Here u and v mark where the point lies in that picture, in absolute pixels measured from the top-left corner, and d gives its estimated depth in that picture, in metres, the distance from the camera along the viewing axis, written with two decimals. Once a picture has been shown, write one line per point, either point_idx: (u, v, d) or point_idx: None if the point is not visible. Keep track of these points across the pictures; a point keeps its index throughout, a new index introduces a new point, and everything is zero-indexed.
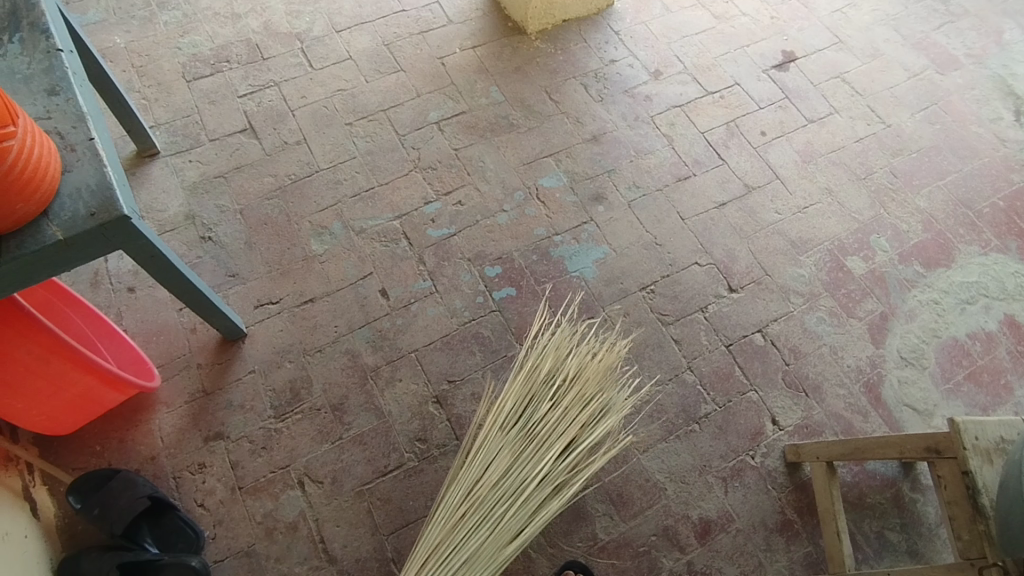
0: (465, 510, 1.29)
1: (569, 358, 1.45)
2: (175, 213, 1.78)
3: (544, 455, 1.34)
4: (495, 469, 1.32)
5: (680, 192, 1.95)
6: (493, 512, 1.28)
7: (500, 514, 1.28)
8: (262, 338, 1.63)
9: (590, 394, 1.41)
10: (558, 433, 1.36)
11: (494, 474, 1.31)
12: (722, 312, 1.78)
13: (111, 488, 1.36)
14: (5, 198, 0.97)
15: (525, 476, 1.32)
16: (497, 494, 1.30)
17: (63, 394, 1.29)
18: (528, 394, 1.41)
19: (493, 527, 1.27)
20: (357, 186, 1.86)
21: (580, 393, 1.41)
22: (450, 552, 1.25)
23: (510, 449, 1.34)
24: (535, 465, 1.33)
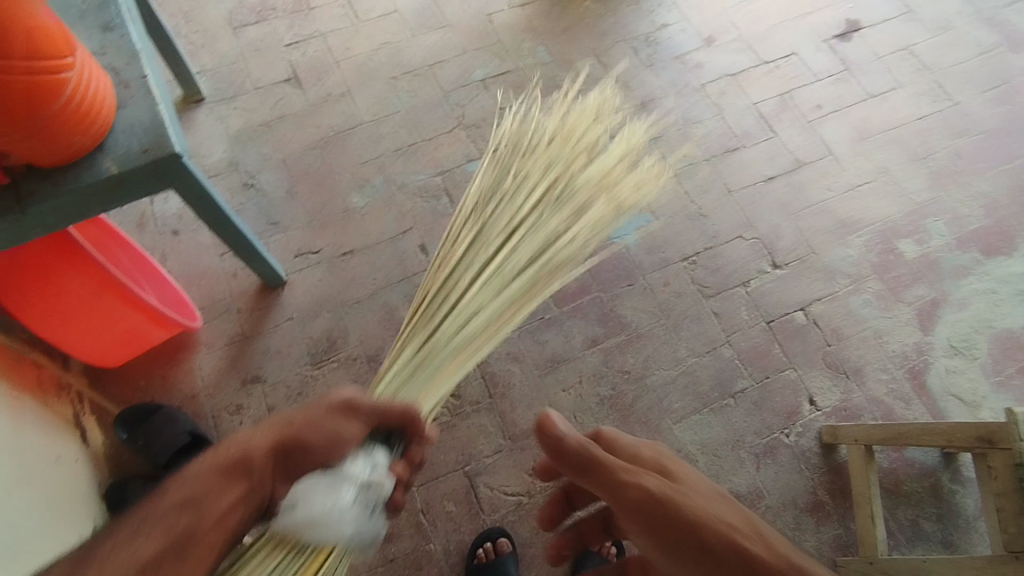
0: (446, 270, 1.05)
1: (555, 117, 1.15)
2: (219, 159, 1.79)
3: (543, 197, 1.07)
4: (488, 221, 1.07)
5: (727, 163, 1.89)
6: (496, 260, 1.04)
7: (504, 257, 1.04)
8: (301, 287, 1.65)
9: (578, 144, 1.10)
10: (558, 181, 1.07)
11: (472, 229, 1.07)
12: (764, 288, 1.73)
13: (153, 422, 1.39)
14: (63, 130, 0.98)
15: (524, 220, 1.06)
16: (482, 245, 1.06)
17: (111, 328, 1.32)
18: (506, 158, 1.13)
19: (503, 279, 1.04)
20: (399, 141, 1.84)
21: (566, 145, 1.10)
22: (448, 307, 1.03)
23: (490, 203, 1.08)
24: (537, 209, 1.06)
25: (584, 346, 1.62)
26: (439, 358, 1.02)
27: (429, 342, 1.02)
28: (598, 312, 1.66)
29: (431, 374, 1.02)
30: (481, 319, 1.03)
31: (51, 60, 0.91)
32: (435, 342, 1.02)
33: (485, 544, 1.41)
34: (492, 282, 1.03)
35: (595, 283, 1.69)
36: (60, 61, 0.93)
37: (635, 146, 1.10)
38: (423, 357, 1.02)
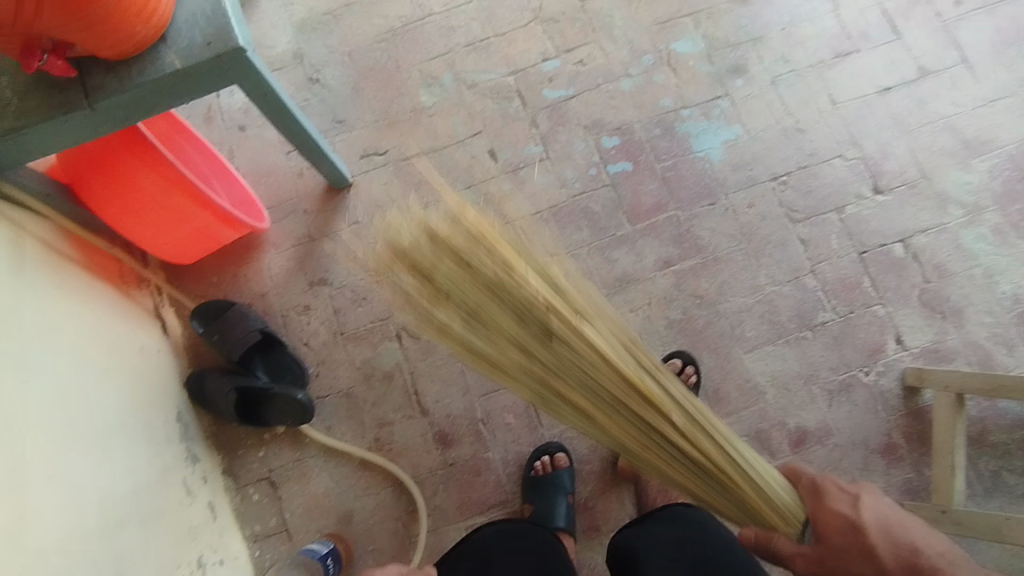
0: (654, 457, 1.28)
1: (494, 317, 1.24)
2: (285, 51, 1.72)
3: (631, 423, 1.25)
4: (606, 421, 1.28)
5: (837, 70, 1.67)
6: (642, 420, 1.25)
7: (645, 412, 1.25)
8: (367, 190, 1.61)
9: (539, 351, 1.24)
10: (591, 334, 1.23)
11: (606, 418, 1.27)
12: (862, 215, 1.58)
13: (227, 319, 1.45)
14: (123, 20, 0.94)
15: (604, 389, 1.25)
16: (631, 423, 1.25)
17: (184, 227, 1.32)
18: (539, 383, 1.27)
19: (655, 408, 1.25)
20: (471, 35, 1.71)
21: (541, 363, 1.25)
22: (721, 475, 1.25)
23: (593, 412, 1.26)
24: (595, 375, 1.21)
25: (656, 268, 1.54)
26: (742, 480, 1.23)
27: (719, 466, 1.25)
28: (674, 231, 1.56)
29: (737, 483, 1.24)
30: (718, 458, 1.23)
31: None
32: (721, 482, 1.25)
33: (542, 458, 1.43)
34: (672, 442, 1.24)
35: (673, 200, 1.58)
36: None
37: (515, 273, 1.21)
38: (740, 503, 1.26)
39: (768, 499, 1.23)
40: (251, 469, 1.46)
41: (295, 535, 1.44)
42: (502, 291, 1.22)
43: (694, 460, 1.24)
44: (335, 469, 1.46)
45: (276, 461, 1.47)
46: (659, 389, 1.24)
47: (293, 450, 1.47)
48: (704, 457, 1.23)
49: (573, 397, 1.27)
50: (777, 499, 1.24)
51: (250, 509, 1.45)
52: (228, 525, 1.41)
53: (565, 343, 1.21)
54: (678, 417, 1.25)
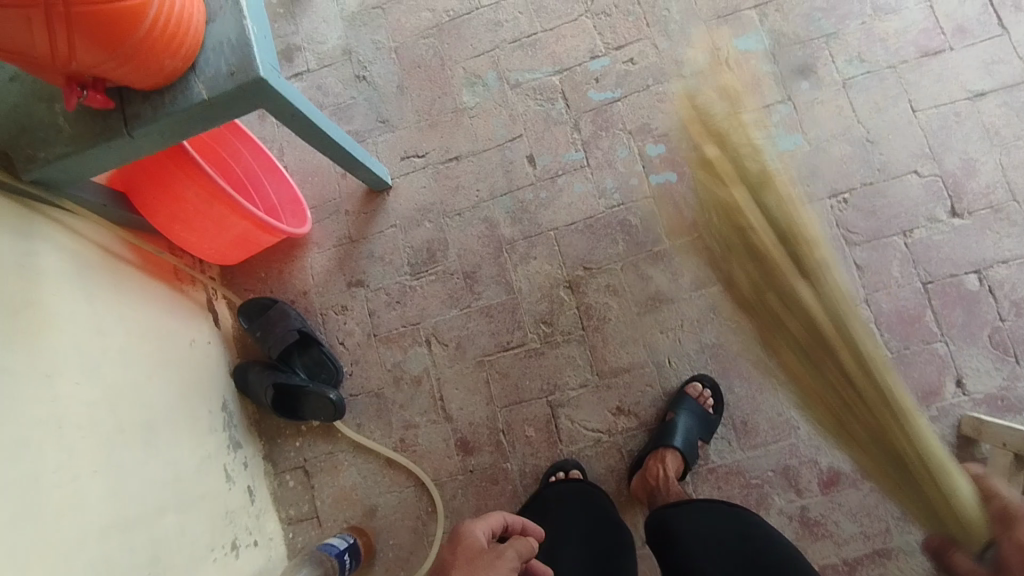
0: (881, 470, 1.25)
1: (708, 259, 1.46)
2: (333, 46, 1.72)
3: (836, 372, 1.26)
4: (855, 434, 1.25)
5: (922, 72, 1.49)
6: (845, 389, 1.25)
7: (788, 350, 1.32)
8: (406, 193, 1.62)
9: (754, 299, 1.39)
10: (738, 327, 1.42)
11: (845, 430, 1.27)
12: (932, 240, 1.44)
13: (268, 316, 1.54)
14: (151, 55, 0.96)
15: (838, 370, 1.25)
16: (882, 427, 1.21)
17: (227, 233, 1.38)
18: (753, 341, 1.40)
19: (865, 402, 1.24)
20: (518, 30, 1.65)
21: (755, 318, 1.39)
22: (929, 477, 1.18)
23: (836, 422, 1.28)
24: (796, 346, 1.31)
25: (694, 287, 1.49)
26: (926, 476, 1.17)
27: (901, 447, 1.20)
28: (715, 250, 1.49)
29: (943, 478, 1.17)
30: (920, 458, 1.17)
31: None
32: (907, 466, 1.20)
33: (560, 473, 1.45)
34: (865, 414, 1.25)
35: None
36: None
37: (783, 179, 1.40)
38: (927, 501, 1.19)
39: (953, 503, 1.15)
40: (287, 457, 1.57)
41: (324, 522, 1.54)
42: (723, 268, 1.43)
43: (876, 428, 1.22)
44: (362, 464, 1.54)
45: (310, 451, 1.57)
46: (887, 378, 1.20)
47: (326, 443, 1.56)
48: (921, 461, 1.17)
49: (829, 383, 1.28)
50: (965, 510, 1.15)
51: (286, 494, 1.57)
52: (266, 508, 1.53)
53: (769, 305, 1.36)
54: (858, 369, 1.24)
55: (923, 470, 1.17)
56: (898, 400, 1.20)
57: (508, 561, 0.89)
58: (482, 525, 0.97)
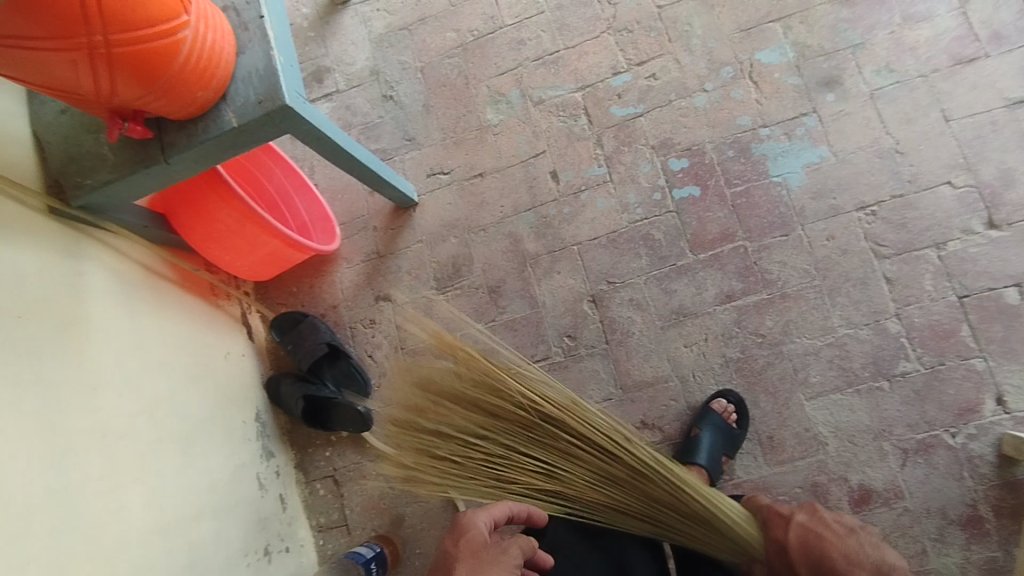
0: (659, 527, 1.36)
1: (460, 416, 1.43)
2: (362, 67, 1.78)
3: (609, 468, 1.37)
4: (662, 522, 1.35)
5: (954, 80, 1.45)
6: (577, 474, 1.39)
7: (557, 473, 1.39)
8: (431, 209, 1.66)
9: (495, 446, 1.42)
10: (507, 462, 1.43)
11: (647, 517, 1.35)
12: (968, 253, 1.39)
13: (300, 330, 1.59)
14: (185, 87, 1.01)
15: (632, 503, 1.36)
16: (656, 492, 1.34)
17: (259, 252, 1.44)
18: (552, 480, 1.40)
19: (630, 477, 1.36)
20: (541, 48, 1.68)
21: (494, 450, 1.42)
22: (723, 530, 1.32)
23: (610, 506, 1.37)
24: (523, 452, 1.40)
25: (718, 302, 1.47)
26: (715, 512, 1.31)
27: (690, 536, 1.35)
28: (739, 264, 1.48)
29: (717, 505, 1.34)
30: (712, 504, 1.32)
31: (163, 22, 0.93)
32: (669, 513, 1.35)
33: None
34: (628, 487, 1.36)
35: (742, 229, 1.49)
36: (174, 24, 0.94)
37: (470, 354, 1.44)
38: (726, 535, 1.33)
39: (732, 525, 1.31)
40: (318, 466, 1.62)
41: (353, 530, 1.58)
42: (472, 401, 1.42)
43: (654, 497, 1.36)
44: (390, 474, 1.58)
45: (340, 461, 1.61)
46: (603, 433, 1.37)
47: (354, 453, 1.61)
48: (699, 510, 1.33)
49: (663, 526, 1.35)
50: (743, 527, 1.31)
51: (317, 502, 1.61)
52: (297, 515, 1.58)
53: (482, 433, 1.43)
54: (658, 508, 1.36)
55: (712, 520, 1.32)
56: (656, 513, 1.36)
57: (511, 556, 1.05)
58: (485, 515, 1.11)
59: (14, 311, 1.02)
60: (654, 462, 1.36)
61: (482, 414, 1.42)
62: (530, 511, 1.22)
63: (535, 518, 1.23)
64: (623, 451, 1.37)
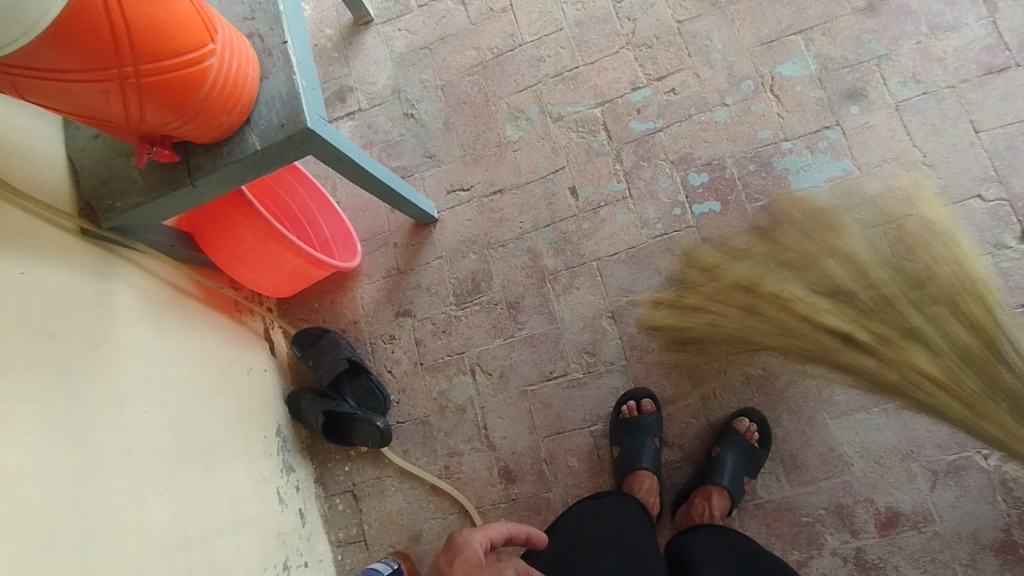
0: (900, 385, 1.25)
1: (690, 323, 1.44)
2: (384, 86, 1.81)
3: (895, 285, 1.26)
4: (902, 359, 1.24)
5: (983, 91, 1.42)
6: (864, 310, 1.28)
7: (846, 350, 1.29)
8: (451, 225, 1.67)
9: (765, 326, 1.35)
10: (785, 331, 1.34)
11: (906, 361, 1.23)
12: (999, 268, 1.35)
13: (321, 346, 1.62)
14: (211, 112, 1.04)
15: (881, 367, 1.26)
16: (903, 344, 1.24)
17: (282, 269, 1.47)
18: (808, 352, 1.32)
19: (890, 335, 1.25)
20: (560, 64, 1.69)
21: (774, 318, 1.34)
22: (1015, 353, 1.18)
23: (867, 360, 1.27)
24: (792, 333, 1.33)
25: None
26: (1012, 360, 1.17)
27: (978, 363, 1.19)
28: None
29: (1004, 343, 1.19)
30: (1000, 329, 1.19)
31: (190, 50, 0.96)
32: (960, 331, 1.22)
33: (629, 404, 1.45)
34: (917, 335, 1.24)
35: (763, 245, 1.47)
36: (200, 52, 0.97)
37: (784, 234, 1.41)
38: (984, 372, 1.18)
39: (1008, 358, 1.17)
40: (337, 481, 1.64)
41: (371, 545, 1.59)
42: (753, 309, 1.37)
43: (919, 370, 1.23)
44: (408, 490, 1.59)
45: (359, 476, 1.63)
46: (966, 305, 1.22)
47: (374, 468, 1.62)
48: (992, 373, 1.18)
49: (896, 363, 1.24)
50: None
51: (336, 516, 1.63)
52: (317, 529, 1.60)
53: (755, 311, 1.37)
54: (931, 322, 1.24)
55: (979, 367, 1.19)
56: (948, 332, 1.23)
57: None
58: (479, 536, 1.00)
59: (46, 330, 1.06)
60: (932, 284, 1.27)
61: (758, 304, 1.36)
62: (528, 529, 1.09)
63: (536, 540, 1.09)
64: (916, 325, 1.24)
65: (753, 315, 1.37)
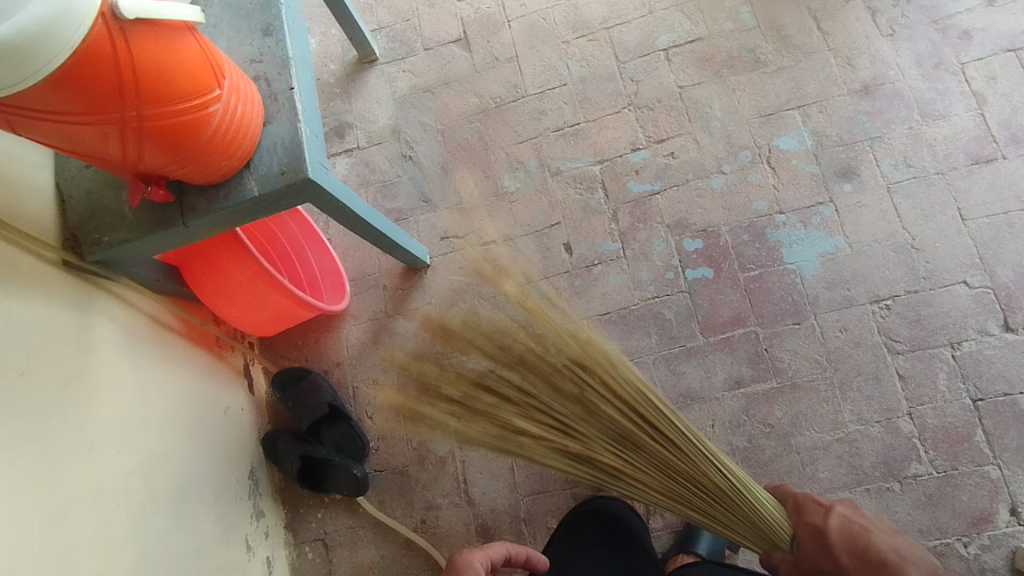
0: (677, 496, 1.39)
1: (537, 388, 1.46)
2: (384, 125, 1.80)
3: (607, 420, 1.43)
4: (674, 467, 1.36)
5: (971, 180, 1.46)
6: (599, 443, 1.43)
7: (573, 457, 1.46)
8: (443, 271, 1.65)
9: (545, 406, 1.46)
10: (564, 412, 1.46)
11: (672, 474, 1.37)
12: (982, 355, 1.38)
13: (302, 387, 1.58)
14: (211, 157, 1.02)
15: (660, 462, 1.39)
16: (653, 456, 1.38)
17: (269, 308, 1.44)
18: (612, 435, 1.43)
19: (665, 459, 1.38)
20: (561, 119, 1.70)
21: (546, 408, 1.46)
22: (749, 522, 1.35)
23: (616, 459, 1.41)
24: (588, 421, 1.42)
25: (726, 388, 1.46)
26: (760, 513, 1.33)
27: (716, 514, 1.36)
28: (750, 349, 1.47)
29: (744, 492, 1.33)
30: (738, 520, 1.35)
31: (197, 96, 0.94)
32: (718, 498, 1.36)
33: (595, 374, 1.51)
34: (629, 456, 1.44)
35: (753, 314, 1.48)
36: (206, 98, 0.95)
37: (589, 333, 1.46)
38: (756, 526, 1.35)
39: (760, 516, 1.33)
40: (309, 529, 1.58)
41: None
42: (551, 385, 1.44)
43: (690, 476, 1.38)
44: (382, 542, 1.54)
45: (331, 524, 1.57)
46: (673, 458, 1.37)
47: (347, 517, 1.57)
48: (755, 516, 1.33)
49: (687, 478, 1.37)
50: (772, 516, 1.32)
51: (304, 566, 1.57)
52: None
53: (555, 387, 1.45)
54: (707, 495, 1.37)
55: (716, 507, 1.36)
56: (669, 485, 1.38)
57: None
58: (480, 554, 1.05)
59: (19, 367, 1.01)
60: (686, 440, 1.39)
61: (545, 402, 1.46)
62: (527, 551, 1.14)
63: (535, 561, 1.15)
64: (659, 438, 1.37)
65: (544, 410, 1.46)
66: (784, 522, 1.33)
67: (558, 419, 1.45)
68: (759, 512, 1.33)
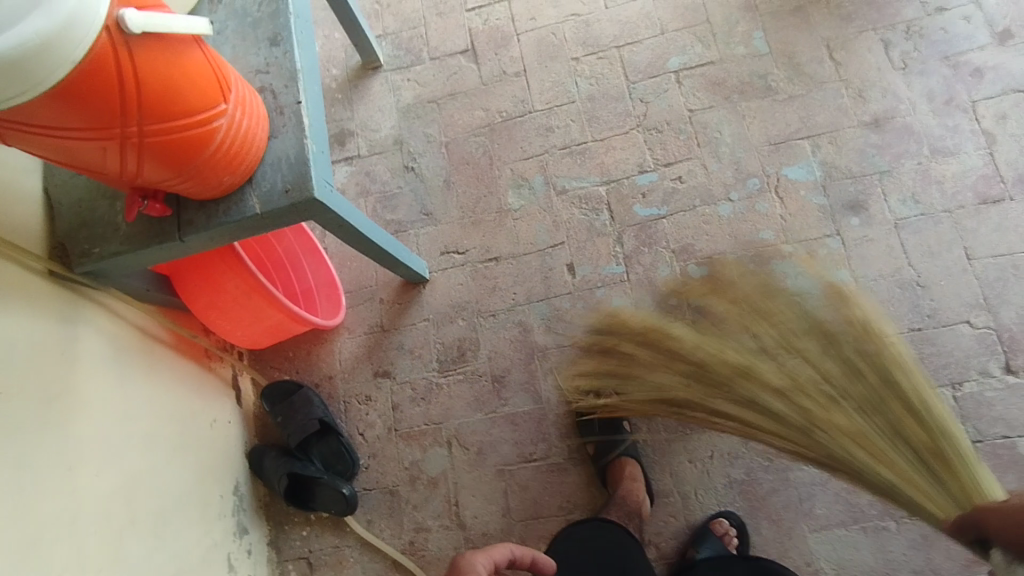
0: (873, 440, 1.18)
1: (729, 353, 1.32)
2: (387, 135, 1.76)
3: (823, 369, 1.24)
4: (813, 427, 1.23)
5: (978, 219, 1.45)
6: (802, 388, 1.25)
7: (776, 401, 1.27)
8: (442, 287, 1.62)
9: (760, 331, 1.32)
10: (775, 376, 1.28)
11: (882, 435, 1.17)
12: (982, 396, 1.37)
13: (293, 402, 1.54)
14: (213, 172, 0.98)
15: (842, 434, 1.21)
16: (887, 416, 1.18)
17: (263, 321, 1.40)
18: (794, 385, 1.26)
19: (867, 403, 1.20)
20: (569, 137, 1.67)
21: (767, 339, 1.31)
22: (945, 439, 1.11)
23: (847, 421, 1.20)
24: (810, 378, 1.25)
25: None
26: (959, 468, 1.08)
27: (910, 481, 1.13)
28: None
29: (957, 459, 1.09)
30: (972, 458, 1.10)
31: (201, 112, 0.90)
32: (931, 464, 1.11)
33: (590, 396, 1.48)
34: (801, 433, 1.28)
35: None
36: (210, 112, 0.91)
37: (772, 289, 1.35)
38: (945, 486, 1.09)
39: (969, 482, 1.06)
40: (293, 546, 1.54)
41: None
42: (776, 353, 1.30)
43: (829, 448, 1.22)
44: (368, 563, 1.50)
45: (317, 542, 1.53)
46: (926, 410, 1.14)
47: (334, 536, 1.53)
48: (956, 448, 1.10)
49: (833, 429, 1.21)
50: (974, 474, 1.07)
51: None
52: None
53: (752, 374, 1.29)
54: (909, 455, 1.15)
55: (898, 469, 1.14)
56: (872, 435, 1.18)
57: None
58: (482, 558, 0.99)
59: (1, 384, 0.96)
60: (913, 391, 1.16)
61: (764, 362, 1.30)
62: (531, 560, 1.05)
63: (544, 564, 1.07)
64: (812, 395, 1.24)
65: (788, 377, 1.27)
66: (984, 487, 1.05)
67: (747, 366, 1.30)
68: (972, 475, 1.06)
